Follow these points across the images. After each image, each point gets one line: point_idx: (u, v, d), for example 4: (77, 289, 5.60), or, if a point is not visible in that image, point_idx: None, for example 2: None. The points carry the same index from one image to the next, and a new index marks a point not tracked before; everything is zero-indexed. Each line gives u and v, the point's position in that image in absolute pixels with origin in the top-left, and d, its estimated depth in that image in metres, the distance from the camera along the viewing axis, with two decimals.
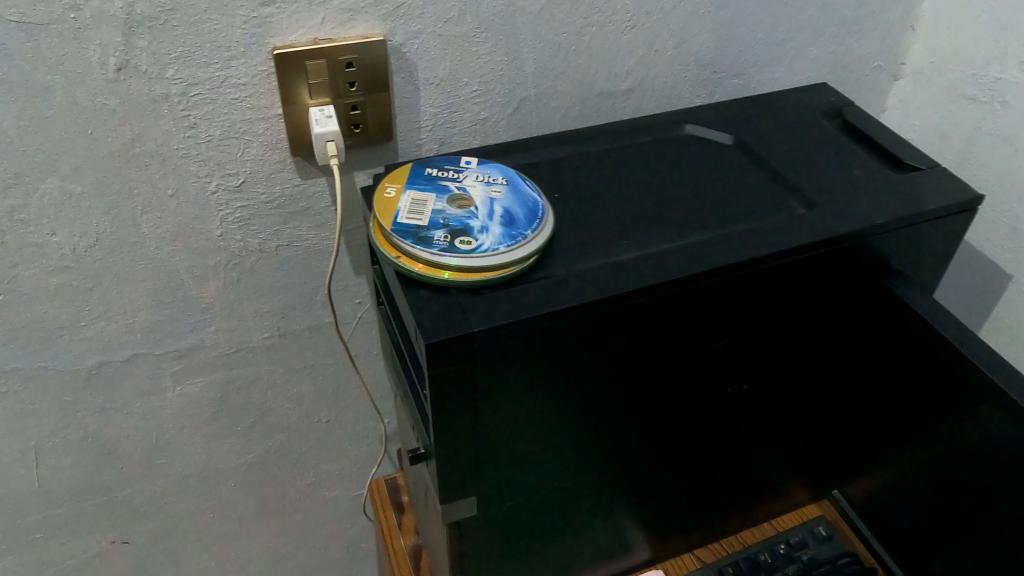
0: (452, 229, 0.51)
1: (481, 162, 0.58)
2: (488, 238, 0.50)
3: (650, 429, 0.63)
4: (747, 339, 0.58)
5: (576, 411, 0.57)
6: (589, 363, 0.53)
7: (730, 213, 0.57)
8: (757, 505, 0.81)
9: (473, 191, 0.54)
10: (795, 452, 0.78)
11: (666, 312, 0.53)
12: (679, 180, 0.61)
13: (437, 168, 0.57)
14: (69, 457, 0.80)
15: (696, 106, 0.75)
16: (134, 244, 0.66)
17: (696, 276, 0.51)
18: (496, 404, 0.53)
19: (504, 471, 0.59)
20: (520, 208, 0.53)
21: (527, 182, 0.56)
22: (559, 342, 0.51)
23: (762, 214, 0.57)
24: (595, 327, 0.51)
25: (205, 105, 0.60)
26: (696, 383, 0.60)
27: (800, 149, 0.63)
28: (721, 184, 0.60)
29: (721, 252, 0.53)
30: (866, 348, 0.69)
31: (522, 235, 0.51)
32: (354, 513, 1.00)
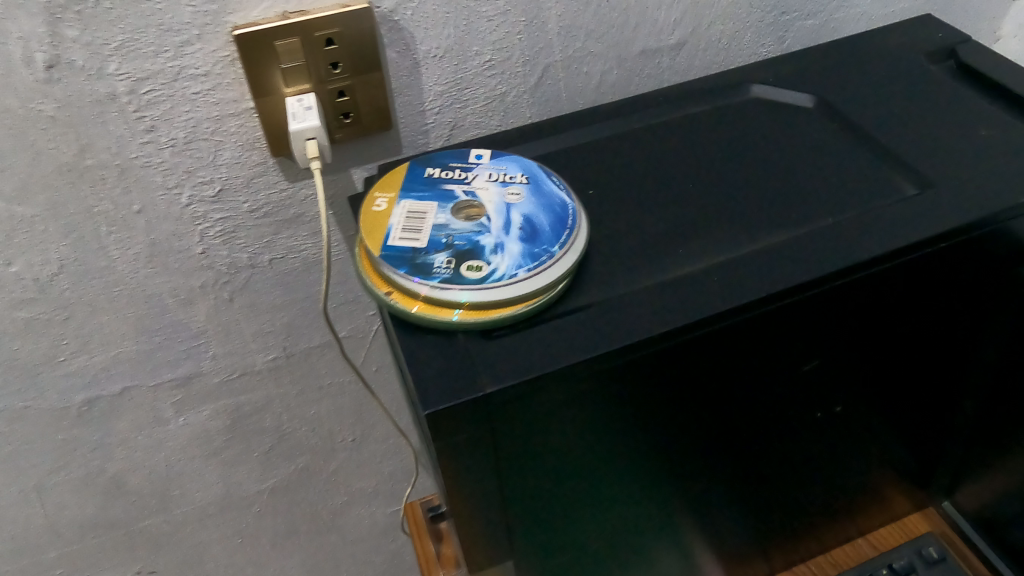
0: (459, 250, 0.40)
1: (494, 155, 0.46)
2: (504, 260, 0.39)
3: (722, 466, 0.51)
4: (843, 357, 0.46)
5: (630, 458, 0.46)
6: (645, 407, 0.42)
7: (815, 203, 0.45)
8: (850, 522, 0.70)
9: (484, 196, 0.43)
10: (898, 465, 0.65)
11: (740, 340, 0.41)
12: (747, 160, 0.48)
13: (440, 167, 0.46)
14: (75, 494, 0.73)
15: (761, 58, 0.62)
16: (105, 269, 0.56)
17: (780, 294, 0.40)
18: (528, 465, 0.42)
19: (545, 529, 0.48)
20: (545, 214, 0.42)
21: (553, 177, 0.45)
22: (604, 389, 0.40)
23: (857, 200, 0.44)
24: (651, 369, 0.40)
25: (161, 103, 0.49)
26: (781, 411, 0.49)
27: (901, 107, 0.50)
28: (800, 162, 0.47)
29: (806, 257, 0.41)
30: (988, 346, 0.56)
31: (547, 252, 0.40)
32: (394, 527, 0.92)
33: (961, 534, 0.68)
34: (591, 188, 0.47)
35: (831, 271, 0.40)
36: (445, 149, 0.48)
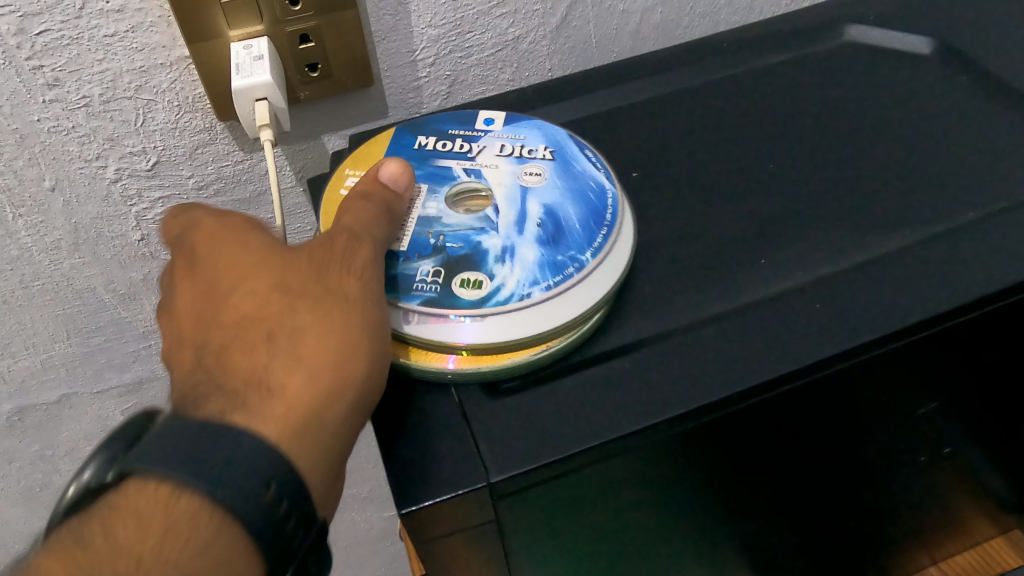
0: (452, 258, 0.30)
1: (509, 119, 0.36)
2: (514, 272, 0.30)
3: (803, 528, 0.40)
4: (968, 397, 0.35)
5: (692, 535, 0.35)
6: (711, 478, 0.31)
7: (935, 194, 0.33)
8: (931, 556, 0.58)
9: (493, 178, 0.33)
10: (995, 499, 0.54)
11: (847, 390, 0.30)
12: (840, 133, 0.36)
13: (435, 136, 0.36)
14: (18, 507, 0.63)
15: None
16: (18, 260, 0.45)
17: (908, 330, 0.29)
18: (554, 563, 0.31)
19: None
20: (575, 204, 0.32)
21: (585, 150, 0.35)
22: (665, 464, 0.29)
23: (1001, 191, 0.33)
24: (727, 435, 0.29)
25: (64, 49, 0.37)
26: (878, 465, 0.38)
27: None
28: (912, 134, 0.35)
29: (931, 277, 0.30)
30: None
31: (575, 262, 0.30)
32: (392, 533, 0.81)
33: None
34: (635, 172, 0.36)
35: (971, 298, 0.29)
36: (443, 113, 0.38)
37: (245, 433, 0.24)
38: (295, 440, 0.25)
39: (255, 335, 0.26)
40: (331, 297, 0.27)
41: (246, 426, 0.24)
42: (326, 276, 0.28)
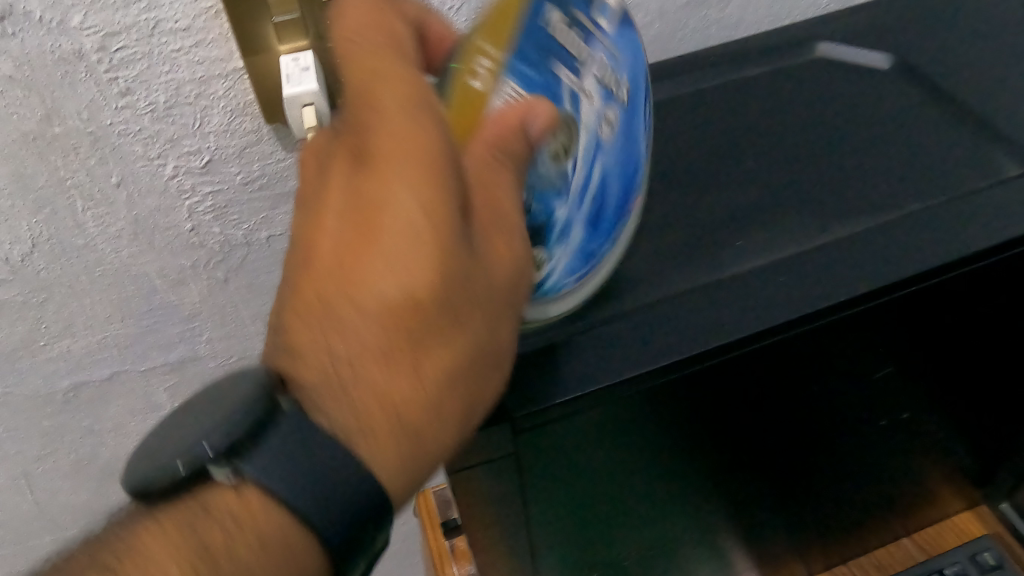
0: (522, 222, 0.35)
1: (623, 19, 0.37)
2: (563, 256, 0.36)
3: (777, 478, 0.46)
4: (919, 366, 0.41)
5: (678, 473, 0.41)
6: (691, 424, 0.37)
7: (884, 189, 0.38)
8: (903, 519, 0.63)
9: (580, 114, 0.35)
10: (962, 469, 0.59)
11: (808, 352, 0.36)
12: (813, 138, 0.41)
13: (561, 13, 0.35)
14: (67, 479, 0.68)
15: (823, 10, 0.54)
16: (83, 248, 0.51)
17: (857, 300, 0.34)
18: (558, 491, 0.38)
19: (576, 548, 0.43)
20: (620, 175, 0.37)
21: (647, 102, 0.37)
22: (652, 405, 0.35)
23: (942, 185, 0.38)
24: (701, 385, 0.35)
25: (136, 63, 0.43)
26: (840, 425, 0.43)
27: (993, 73, 0.43)
28: (870, 134, 0.41)
29: (876, 258, 0.35)
30: None
31: (602, 253, 0.37)
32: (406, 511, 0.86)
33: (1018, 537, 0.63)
34: None
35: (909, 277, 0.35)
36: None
37: (353, 455, 0.30)
38: (404, 467, 0.31)
39: (332, 295, 0.32)
40: (459, 328, 0.32)
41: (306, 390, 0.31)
42: (464, 303, 0.32)
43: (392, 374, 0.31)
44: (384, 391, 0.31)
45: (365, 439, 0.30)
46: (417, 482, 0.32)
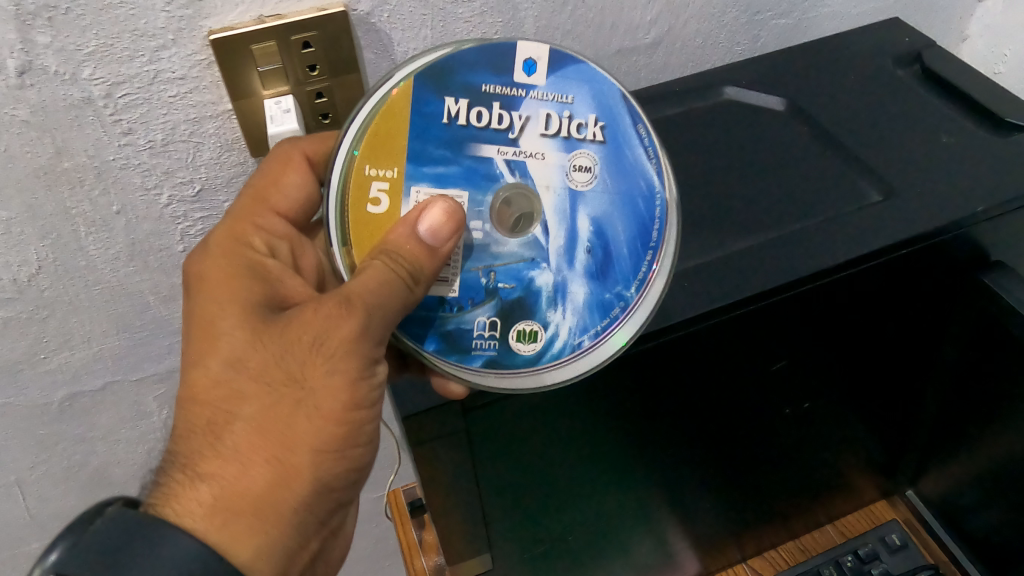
0: (506, 304, 0.43)
1: (551, 61, 0.42)
2: (565, 318, 0.43)
3: (701, 459, 0.54)
4: (809, 357, 0.49)
5: (612, 448, 0.49)
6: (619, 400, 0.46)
7: (769, 216, 0.49)
8: (823, 508, 0.70)
9: (541, 178, 0.43)
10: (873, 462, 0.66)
11: (712, 344, 0.45)
12: (710, 181, 0.52)
13: (467, 97, 0.42)
14: (57, 488, 0.72)
15: (735, 56, 0.62)
16: (85, 269, 0.57)
17: (734, 303, 0.44)
18: (501, 465, 0.46)
19: (525, 517, 0.51)
20: (620, 217, 0.43)
21: (635, 125, 0.44)
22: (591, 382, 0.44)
23: (811, 212, 0.48)
24: (627, 367, 0.44)
25: (138, 106, 0.49)
26: (743, 414, 0.51)
27: (859, 127, 0.53)
28: (757, 182, 0.51)
29: (758, 271, 0.45)
30: (944, 371, 0.57)
31: (619, 304, 0.43)
32: (376, 513, 0.92)
33: (926, 523, 0.69)
34: None
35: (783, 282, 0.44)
36: (475, 43, 0.42)
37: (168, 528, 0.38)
38: (234, 527, 0.40)
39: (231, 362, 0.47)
40: (264, 399, 0.41)
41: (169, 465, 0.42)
42: (263, 374, 0.41)
43: (205, 455, 0.40)
44: (196, 471, 0.40)
45: (179, 518, 0.39)
46: (269, 531, 0.41)
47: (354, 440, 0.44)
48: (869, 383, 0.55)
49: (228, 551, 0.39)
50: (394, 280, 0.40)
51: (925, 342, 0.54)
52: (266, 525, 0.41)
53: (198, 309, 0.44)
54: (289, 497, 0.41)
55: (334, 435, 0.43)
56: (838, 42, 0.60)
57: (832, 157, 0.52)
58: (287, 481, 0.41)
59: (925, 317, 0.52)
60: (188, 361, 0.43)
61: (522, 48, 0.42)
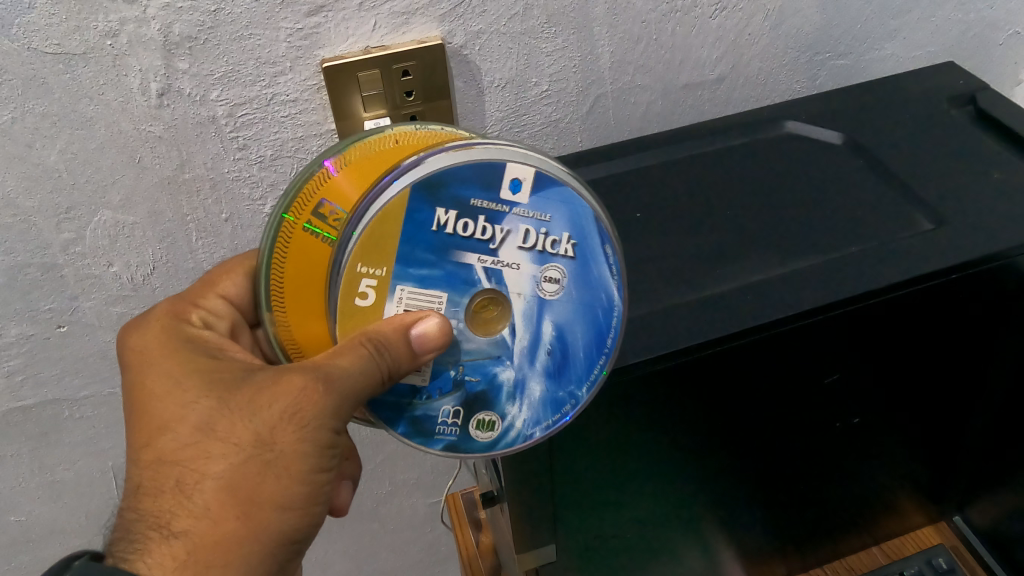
0: (469, 397, 0.44)
1: (536, 183, 0.41)
2: (521, 412, 0.44)
3: (757, 466, 0.57)
4: (864, 371, 0.52)
5: (672, 446, 0.52)
6: (683, 401, 0.49)
7: (829, 240, 0.52)
8: (872, 529, 0.70)
9: (513, 285, 0.42)
10: (927, 491, 0.68)
11: (771, 352, 0.48)
12: (772, 208, 0.55)
13: (456, 208, 0.41)
14: None
15: (795, 93, 0.66)
16: (192, 270, 0.62)
17: (796, 315, 0.47)
18: (569, 456, 0.50)
19: (582, 502, 0.54)
20: (581, 327, 0.44)
21: (599, 244, 0.43)
22: (657, 384, 0.47)
23: (868, 237, 0.52)
24: (692, 372, 0.47)
25: (254, 125, 0.55)
26: (796, 426, 0.55)
27: (914, 160, 0.57)
28: (817, 210, 0.55)
29: (817, 288, 0.48)
30: (998, 396, 0.59)
31: (576, 393, 0.44)
32: (432, 519, 0.95)
33: (973, 549, 0.69)
34: (639, 214, 0.56)
35: (840, 298, 0.48)
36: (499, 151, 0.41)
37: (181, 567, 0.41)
38: None
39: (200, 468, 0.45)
40: (216, 461, 0.42)
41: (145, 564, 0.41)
42: (229, 436, 0.42)
43: (176, 514, 0.42)
44: (171, 530, 0.42)
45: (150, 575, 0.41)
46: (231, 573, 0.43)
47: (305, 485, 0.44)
48: (920, 403, 0.57)
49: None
50: (373, 375, 0.41)
51: (974, 371, 0.57)
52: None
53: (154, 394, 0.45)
54: (248, 551, 0.43)
55: (299, 494, 0.44)
56: (895, 82, 0.64)
57: (888, 188, 0.55)
58: (252, 535, 0.43)
59: (976, 343, 0.54)
60: (145, 431, 0.44)
61: (512, 167, 0.40)
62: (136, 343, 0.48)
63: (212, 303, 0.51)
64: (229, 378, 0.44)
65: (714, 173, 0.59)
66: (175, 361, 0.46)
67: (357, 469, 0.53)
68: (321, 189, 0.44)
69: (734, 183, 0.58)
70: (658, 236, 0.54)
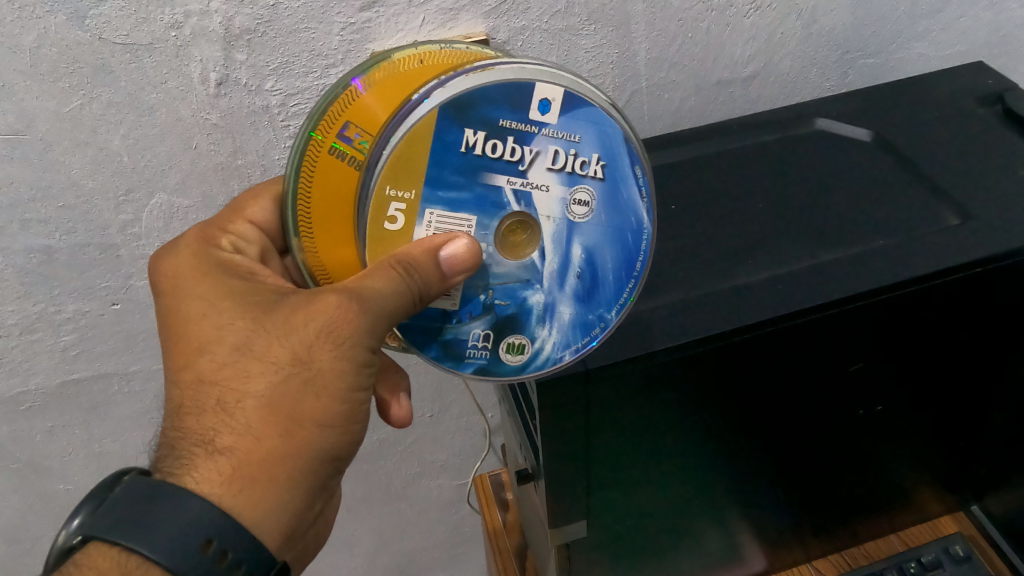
0: (498, 320, 0.47)
1: (566, 102, 0.42)
2: (550, 335, 0.47)
3: (782, 451, 0.59)
4: (888, 360, 0.54)
5: (701, 428, 0.54)
6: (713, 384, 0.51)
7: (857, 233, 0.54)
8: (890, 516, 0.72)
9: (543, 208, 0.44)
10: (946, 480, 0.69)
11: (800, 340, 0.51)
12: (802, 203, 0.57)
13: (484, 129, 0.42)
14: None
15: (825, 91, 0.68)
16: None
17: (825, 305, 0.49)
18: (604, 436, 0.52)
19: (613, 481, 0.56)
20: (610, 249, 0.46)
21: (628, 164, 0.44)
22: (689, 367, 0.49)
23: (895, 230, 0.54)
24: (724, 357, 0.50)
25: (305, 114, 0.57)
26: (818, 410, 0.56)
27: (942, 157, 0.59)
28: (845, 204, 0.57)
29: (846, 279, 0.50)
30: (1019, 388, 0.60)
31: (604, 314, 0.47)
32: (457, 500, 0.98)
33: (989, 538, 0.71)
34: (674, 205, 0.58)
35: (869, 289, 0.50)
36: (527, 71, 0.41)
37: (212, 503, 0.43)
38: (246, 491, 0.45)
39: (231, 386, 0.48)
40: (255, 376, 0.45)
41: (192, 481, 0.44)
42: (266, 355, 0.45)
43: (220, 431, 0.45)
44: (215, 446, 0.45)
45: (199, 487, 0.44)
46: (277, 486, 0.46)
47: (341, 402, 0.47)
48: (942, 393, 0.59)
49: (240, 512, 0.45)
50: (405, 294, 0.44)
51: (995, 363, 0.58)
52: (271, 489, 0.46)
53: (191, 318, 0.48)
54: (291, 467, 0.46)
55: (339, 413, 0.47)
56: (924, 82, 0.66)
57: (916, 184, 0.57)
58: (292, 451, 0.46)
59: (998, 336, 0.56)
60: (186, 354, 0.47)
61: (541, 87, 0.41)
62: (167, 267, 0.52)
63: (239, 227, 0.55)
64: (264, 301, 0.48)
65: (745, 169, 0.61)
66: (208, 285, 0.49)
67: (394, 384, 0.57)
68: (346, 111, 0.46)
69: (765, 178, 0.60)
70: (690, 228, 0.57)
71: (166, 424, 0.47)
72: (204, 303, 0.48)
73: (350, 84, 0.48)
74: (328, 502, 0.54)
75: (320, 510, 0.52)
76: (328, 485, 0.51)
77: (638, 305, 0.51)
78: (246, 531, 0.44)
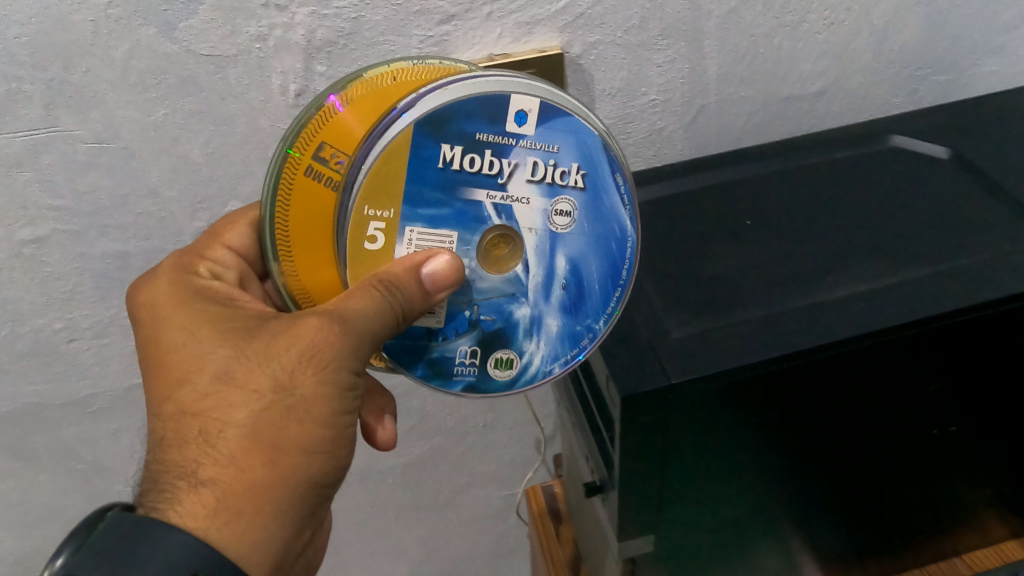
0: (484, 337, 0.48)
1: (542, 114, 0.43)
2: (538, 349, 0.49)
3: (852, 470, 0.58)
4: (966, 381, 0.54)
5: (774, 446, 0.54)
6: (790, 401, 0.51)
7: (935, 251, 0.53)
8: (954, 540, 0.71)
9: (524, 220, 0.45)
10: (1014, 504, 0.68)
11: (880, 358, 0.50)
12: (876, 220, 0.57)
13: (461, 143, 0.43)
14: None
15: (894, 107, 0.67)
16: None
17: (908, 325, 0.49)
18: (679, 452, 0.52)
19: (682, 496, 0.56)
20: (593, 259, 0.47)
21: (608, 171, 0.46)
22: (768, 385, 0.49)
23: (975, 249, 0.53)
24: (804, 375, 0.49)
25: None
26: (890, 431, 0.56)
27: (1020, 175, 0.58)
28: (922, 222, 0.56)
29: (928, 298, 0.50)
30: None
31: (592, 325, 0.49)
32: (505, 510, 0.98)
33: None
34: (747, 221, 0.58)
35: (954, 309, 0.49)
36: (501, 86, 0.42)
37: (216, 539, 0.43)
38: (232, 522, 0.44)
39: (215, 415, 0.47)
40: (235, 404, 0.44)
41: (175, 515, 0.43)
42: (247, 383, 0.45)
43: (203, 462, 0.44)
44: (198, 478, 0.44)
45: (183, 520, 0.43)
46: (263, 515, 0.45)
47: (325, 427, 0.47)
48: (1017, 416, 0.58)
49: (227, 545, 0.43)
50: (388, 315, 0.45)
51: None
52: (257, 519, 0.45)
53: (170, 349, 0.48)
54: (277, 495, 0.45)
55: (324, 436, 0.47)
56: (999, 98, 0.65)
57: (995, 203, 0.57)
58: (279, 479, 0.45)
59: None
60: (165, 385, 0.47)
61: (517, 99, 0.43)
62: (146, 297, 0.52)
63: (218, 253, 0.55)
64: (244, 327, 0.47)
65: (816, 184, 0.61)
66: (183, 313, 0.49)
67: (379, 408, 0.58)
68: (322, 132, 0.46)
69: (836, 194, 0.59)
70: (761, 243, 0.56)
71: (148, 457, 0.46)
72: (182, 333, 0.48)
73: (324, 103, 0.47)
74: (315, 531, 0.53)
75: (311, 538, 0.52)
76: (316, 510, 0.50)
77: (712, 322, 0.51)
78: (233, 562, 0.43)
